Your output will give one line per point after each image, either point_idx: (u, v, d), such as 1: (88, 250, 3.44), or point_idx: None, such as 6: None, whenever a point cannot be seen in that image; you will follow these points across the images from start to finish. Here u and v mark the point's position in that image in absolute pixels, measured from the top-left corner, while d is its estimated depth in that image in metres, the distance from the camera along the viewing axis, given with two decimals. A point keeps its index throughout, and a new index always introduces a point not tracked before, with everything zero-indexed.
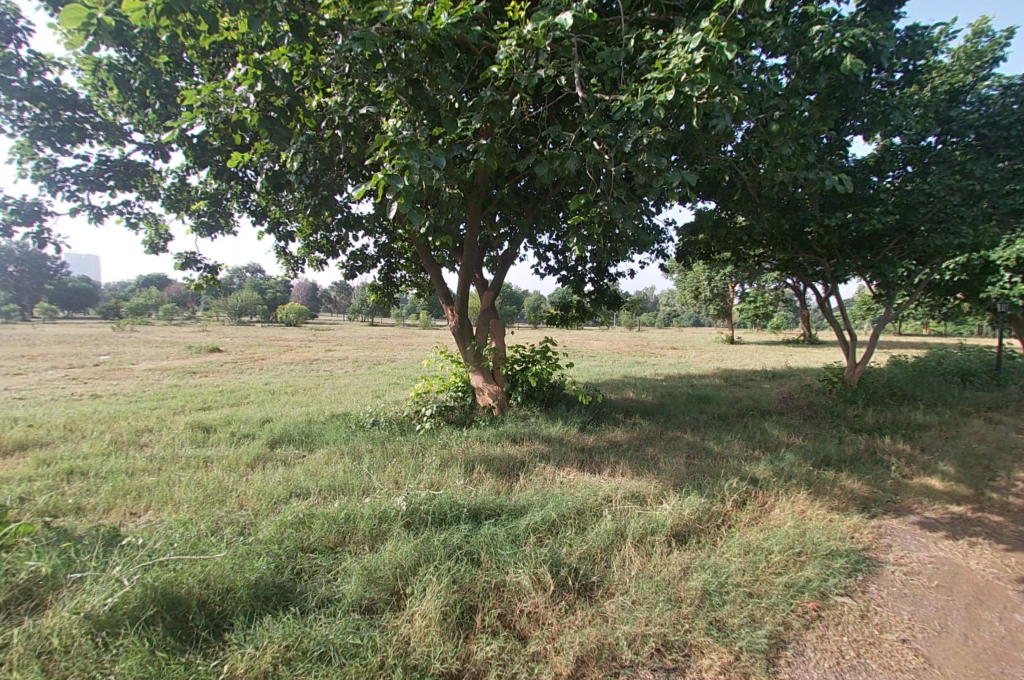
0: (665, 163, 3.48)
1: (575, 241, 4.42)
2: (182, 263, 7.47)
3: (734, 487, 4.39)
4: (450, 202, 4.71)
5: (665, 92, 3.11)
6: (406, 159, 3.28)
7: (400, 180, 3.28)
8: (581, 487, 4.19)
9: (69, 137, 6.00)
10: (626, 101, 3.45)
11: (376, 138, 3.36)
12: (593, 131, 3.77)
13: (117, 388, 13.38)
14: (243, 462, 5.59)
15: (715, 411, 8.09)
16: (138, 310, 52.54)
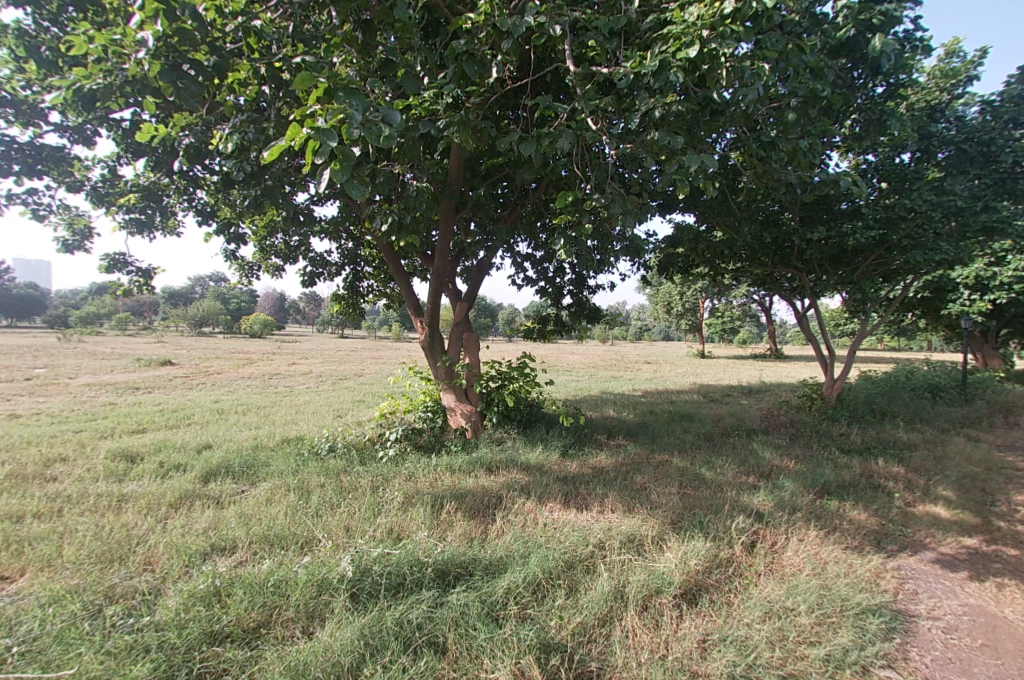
0: (680, 141, 3.19)
1: (563, 243, 3.92)
2: (107, 265, 6.59)
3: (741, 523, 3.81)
4: (418, 198, 4.11)
5: (688, 49, 2.85)
6: (344, 109, 2.61)
7: (334, 136, 2.58)
8: (568, 531, 3.55)
9: None
10: (633, 67, 3.13)
11: (300, 76, 2.64)
12: (591, 107, 3.40)
13: (46, 406, 12.14)
14: (169, 503, 4.79)
15: (700, 431, 7.57)
16: (86, 320, 49.77)
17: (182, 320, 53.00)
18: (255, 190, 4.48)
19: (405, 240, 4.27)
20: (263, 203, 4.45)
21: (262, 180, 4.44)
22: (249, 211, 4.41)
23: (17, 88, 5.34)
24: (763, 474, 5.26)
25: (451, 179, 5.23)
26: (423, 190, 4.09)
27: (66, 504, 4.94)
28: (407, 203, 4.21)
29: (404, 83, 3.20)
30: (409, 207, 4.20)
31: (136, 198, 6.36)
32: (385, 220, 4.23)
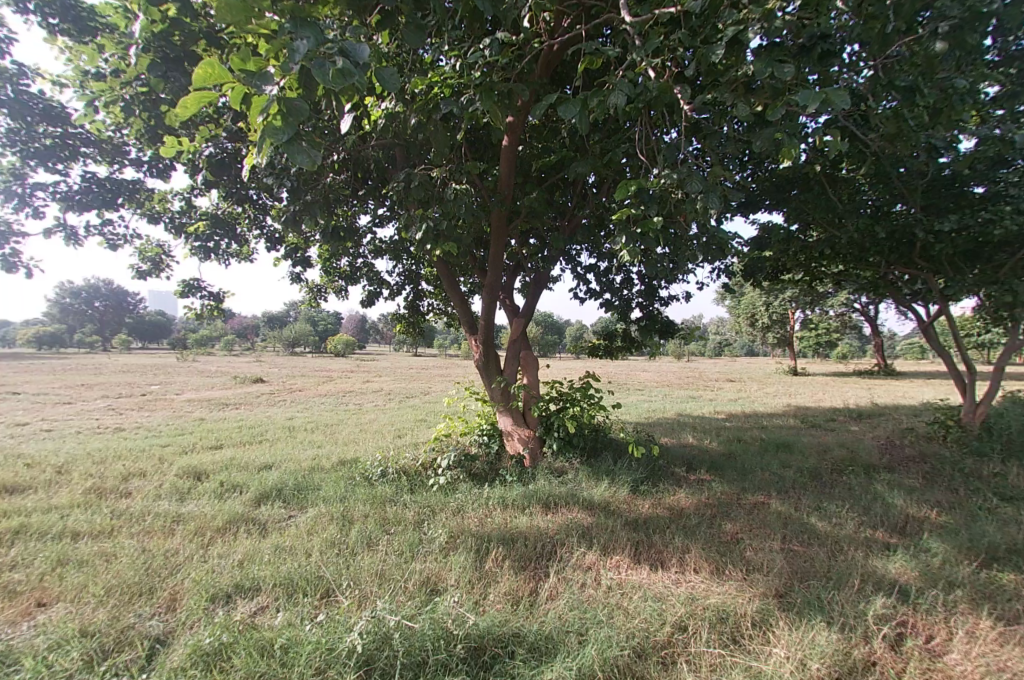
0: (790, 71, 2.63)
1: (625, 241, 3.37)
2: (182, 290, 6.72)
3: (871, 606, 2.91)
4: (458, 201, 3.70)
5: None
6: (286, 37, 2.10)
7: (269, 82, 2.20)
8: (634, 603, 2.87)
9: (61, 155, 5.38)
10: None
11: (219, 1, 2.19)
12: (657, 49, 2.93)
13: (146, 419, 13.00)
14: (214, 528, 4.56)
15: (800, 465, 6.46)
16: (197, 340, 54.85)
17: (278, 339, 56.83)
18: (296, 204, 4.26)
19: (443, 250, 3.84)
20: (301, 216, 4.19)
21: (302, 192, 4.20)
22: (287, 225, 4.18)
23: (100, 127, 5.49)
24: (891, 530, 4.19)
25: (502, 182, 4.81)
26: (464, 192, 3.67)
27: (122, 523, 4.86)
28: (446, 210, 3.80)
29: (403, 35, 2.71)
30: (449, 213, 3.79)
31: (206, 231, 6.36)
32: (420, 227, 3.83)
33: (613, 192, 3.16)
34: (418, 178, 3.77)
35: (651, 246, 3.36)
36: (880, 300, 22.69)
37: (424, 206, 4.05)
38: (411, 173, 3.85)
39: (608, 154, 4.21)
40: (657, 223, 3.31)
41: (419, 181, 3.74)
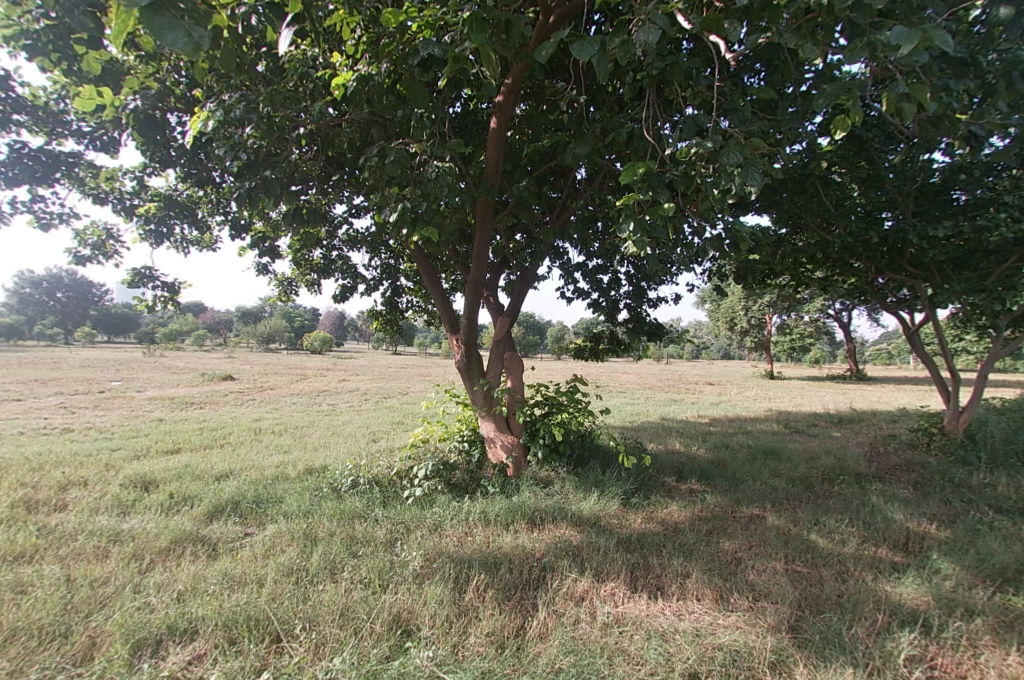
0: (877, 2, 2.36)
1: (633, 228, 3.06)
2: (133, 279, 6.15)
3: (890, 652, 2.64)
4: (439, 181, 3.30)
5: None
6: None
7: None
8: (638, 653, 2.56)
9: None
10: None
11: None
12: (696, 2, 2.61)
13: (102, 419, 12.26)
14: (158, 552, 4.08)
15: (792, 474, 6.23)
16: (164, 336, 53.06)
17: (251, 336, 55.38)
18: (255, 184, 3.81)
19: (423, 237, 3.42)
20: (258, 197, 3.72)
21: (262, 171, 3.75)
22: (242, 206, 3.71)
23: (37, 95, 4.85)
24: (896, 550, 3.93)
25: (489, 167, 4.45)
26: (448, 170, 3.27)
27: (54, 544, 4.33)
28: (424, 194, 3.40)
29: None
30: (429, 195, 3.38)
31: (159, 216, 5.76)
32: (395, 210, 3.39)
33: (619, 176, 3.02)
34: (397, 151, 3.33)
35: (661, 235, 3.06)
36: (853, 305, 23.00)
37: (399, 186, 3.61)
38: (384, 150, 3.41)
39: (607, 135, 3.87)
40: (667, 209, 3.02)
41: (399, 155, 3.30)
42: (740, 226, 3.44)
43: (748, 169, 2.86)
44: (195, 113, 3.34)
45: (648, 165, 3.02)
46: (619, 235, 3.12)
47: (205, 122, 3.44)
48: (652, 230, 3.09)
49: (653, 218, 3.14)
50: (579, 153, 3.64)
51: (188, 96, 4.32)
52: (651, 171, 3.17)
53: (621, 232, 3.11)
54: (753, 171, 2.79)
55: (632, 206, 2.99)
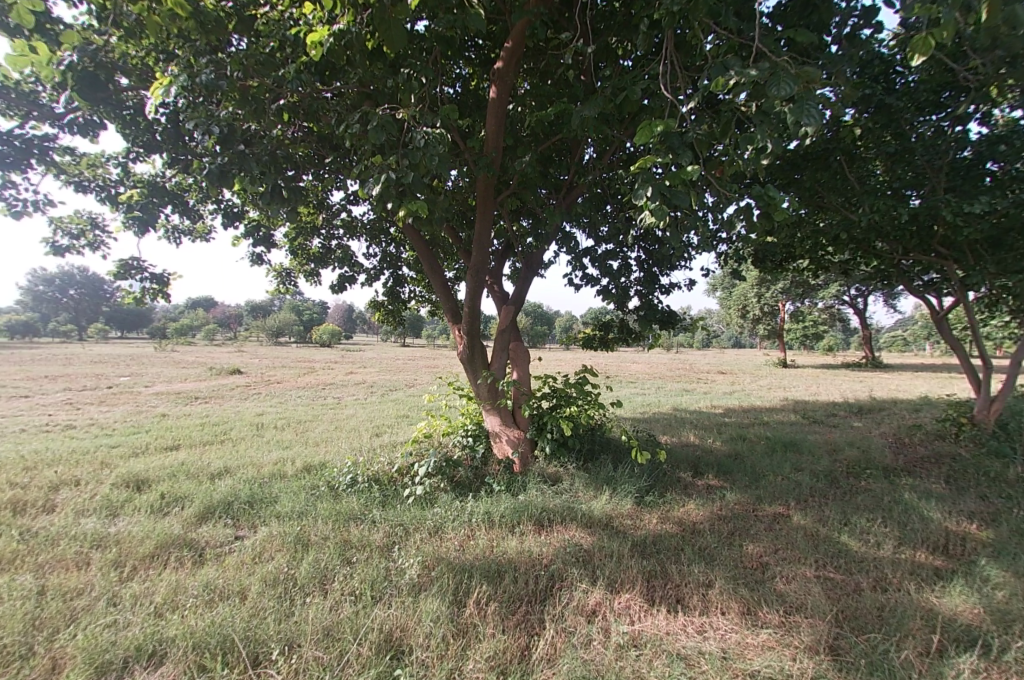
0: None
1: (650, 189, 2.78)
2: (119, 271, 5.90)
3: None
4: (428, 150, 2.95)
5: None
6: None
7: None
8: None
9: None
10: None
11: None
12: None
13: (107, 415, 12.17)
14: (142, 558, 3.84)
15: (816, 469, 5.89)
16: (174, 330, 53.36)
17: (260, 330, 55.57)
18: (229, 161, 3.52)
19: (409, 211, 2.99)
20: (233, 176, 3.42)
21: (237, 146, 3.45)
22: (215, 185, 3.41)
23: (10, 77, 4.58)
24: (936, 555, 3.60)
25: (488, 141, 4.15)
26: (437, 136, 2.94)
27: (36, 549, 4.10)
28: (412, 166, 3.07)
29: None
30: (419, 167, 3.04)
31: (142, 204, 5.48)
32: (376, 181, 2.93)
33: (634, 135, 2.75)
34: (380, 114, 2.95)
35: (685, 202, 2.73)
36: (871, 290, 22.36)
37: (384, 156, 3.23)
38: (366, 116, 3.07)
39: (616, 100, 3.54)
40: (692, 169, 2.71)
41: (384, 119, 2.93)
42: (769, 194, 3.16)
43: (802, 103, 2.64)
44: (153, 80, 3.01)
45: (667, 121, 2.71)
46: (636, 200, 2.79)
47: (168, 92, 3.13)
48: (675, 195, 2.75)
49: (673, 182, 2.82)
50: (587, 116, 3.25)
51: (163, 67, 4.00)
52: (670, 130, 2.83)
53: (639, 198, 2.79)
54: (811, 106, 2.61)
55: (654, 164, 2.69)
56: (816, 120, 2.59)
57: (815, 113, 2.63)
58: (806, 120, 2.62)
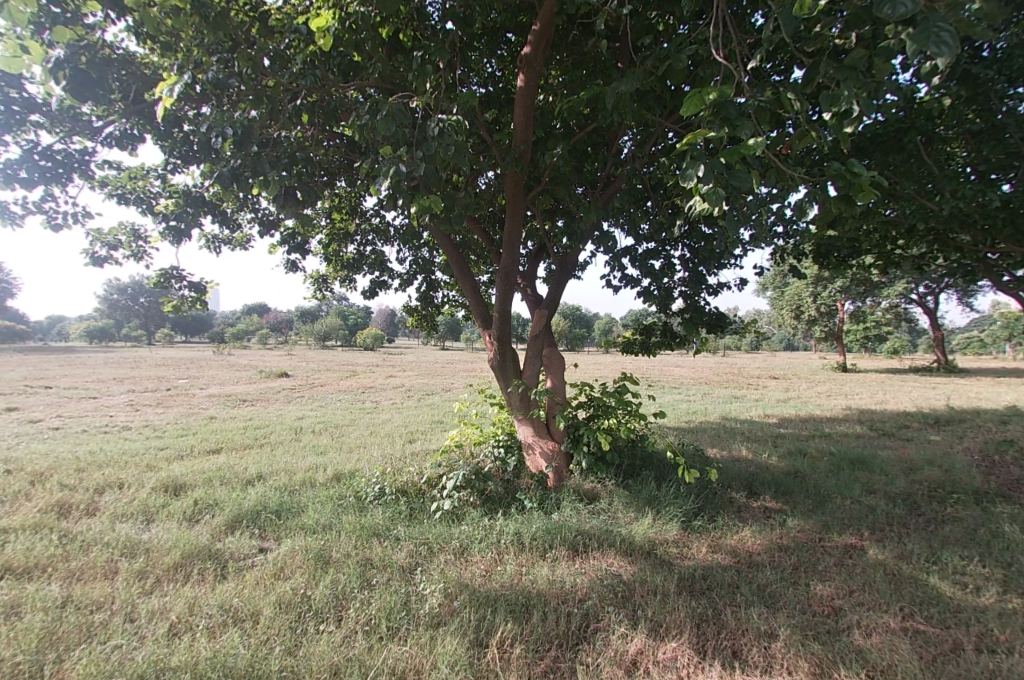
0: None
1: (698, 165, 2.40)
2: (159, 280, 5.98)
3: None
4: (443, 140, 2.70)
5: None
6: None
7: None
8: None
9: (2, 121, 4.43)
10: None
11: None
12: None
13: (160, 416, 12.64)
14: (165, 570, 3.76)
15: (888, 493, 5.28)
16: (231, 334, 55.86)
17: (310, 333, 57.44)
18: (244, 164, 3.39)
19: (419, 208, 2.72)
20: (248, 178, 3.29)
21: (252, 147, 3.31)
22: (229, 188, 3.29)
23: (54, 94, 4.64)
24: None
25: (517, 132, 3.89)
26: (452, 124, 2.69)
27: (68, 555, 4.10)
28: (427, 159, 2.84)
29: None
30: (434, 161, 2.80)
31: (178, 215, 5.51)
32: (384, 174, 2.67)
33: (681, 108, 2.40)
34: (392, 102, 2.71)
35: (748, 181, 2.33)
36: (943, 289, 20.74)
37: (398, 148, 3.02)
38: (378, 106, 2.85)
39: (655, 79, 3.19)
40: (755, 142, 2.32)
41: (394, 107, 2.69)
42: (856, 166, 2.70)
43: (927, 25, 2.20)
44: (161, 80, 2.89)
45: (720, 88, 2.35)
46: (688, 182, 2.42)
47: (178, 92, 3.02)
48: (735, 172, 2.35)
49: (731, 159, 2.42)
50: (624, 91, 2.95)
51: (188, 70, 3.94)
52: (723, 100, 2.44)
53: (691, 179, 2.41)
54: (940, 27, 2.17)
55: (711, 137, 2.32)
56: (950, 43, 2.15)
57: (943, 37, 2.20)
58: (935, 45, 2.17)
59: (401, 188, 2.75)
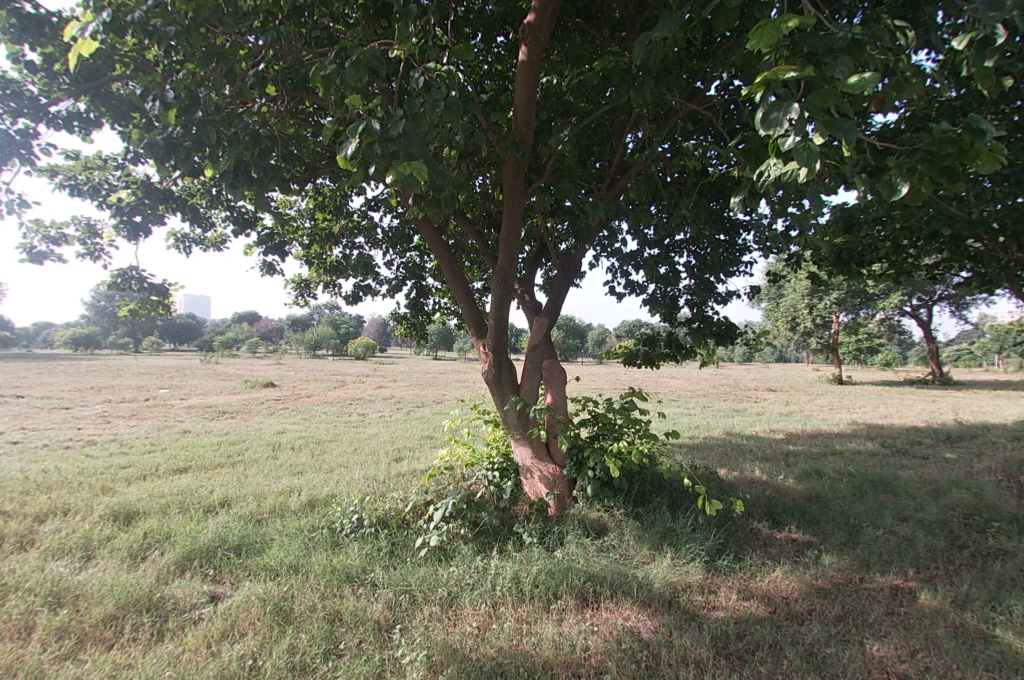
0: None
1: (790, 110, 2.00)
2: (116, 281, 5.31)
3: None
4: (431, 96, 2.26)
5: None
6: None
7: None
8: None
9: None
10: None
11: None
12: None
13: (134, 430, 11.96)
14: (93, 624, 3.22)
15: (923, 522, 4.74)
16: (218, 342, 54.94)
17: (299, 343, 56.52)
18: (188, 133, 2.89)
19: (398, 177, 2.15)
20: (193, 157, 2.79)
21: (200, 122, 2.84)
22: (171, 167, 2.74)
23: None
24: None
25: (518, 112, 3.38)
26: (440, 76, 2.22)
27: None
28: (410, 120, 2.33)
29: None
30: (418, 122, 2.35)
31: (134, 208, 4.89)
32: (353, 133, 2.14)
33: (747, 44, 2.00)
34: (365, 47, 2.23)
35: (853, 134, 1.98)
36: (940, 300, 20.45)
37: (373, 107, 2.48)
38: (348, 51, 2.34)
39: (690, 28, 2.70)
40: (859, 81, 1.91)
41: (367, 52, 2.21)
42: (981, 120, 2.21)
43: None
44: (78, 22, 2.46)
45: (801, 16, 1.91)
46: (778, 130, 1.99)
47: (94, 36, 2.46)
48: (834, 122, 2.00)
49: (822, 107, 2.02)
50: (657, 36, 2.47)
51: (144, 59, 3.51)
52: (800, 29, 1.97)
53: (779, 126, 1.99)
54: None
55: (798, 75, 1.92)
56: None
57: None
58: None
59: (374, 153, 2.22)
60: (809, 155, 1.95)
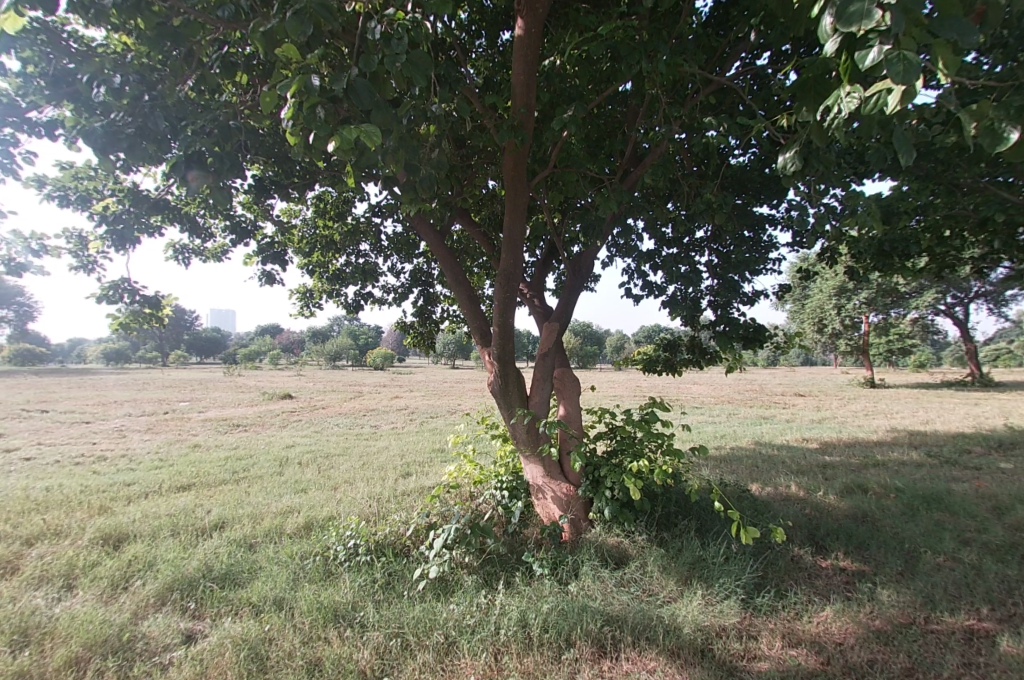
0: None
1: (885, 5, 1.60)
2: (105, 292, 4.40)
3: None
4: (387, 53, 1.96)
5: None
6: None
7: None
8: None
9: None
10: None
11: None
12: None
13: (145, 445, 11.78)
14: (54, 669, 2.85)
15: (987, 546, 4.19)
16: (240, 355, 55.66)
17: (319, 353, 56.89)
18: (138, 120, 2.57)
19: (342, 143, 1.90)
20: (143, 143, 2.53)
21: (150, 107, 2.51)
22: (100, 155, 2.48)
23: None
24: None
25: (516, 95, 2.99)
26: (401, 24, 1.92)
27: None
28: (368, 79, 2.08)
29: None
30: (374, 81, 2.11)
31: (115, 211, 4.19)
32: (292, 92, 1.93)
33: None
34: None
35: (974, 32, 1.59)
36: (978, 298, 19.42)
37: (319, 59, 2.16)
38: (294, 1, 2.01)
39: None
40: None
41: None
42: None
43: None
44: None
45: None
46: (869, 22, 1.56)
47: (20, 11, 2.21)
48: (944, 21, 1.63)
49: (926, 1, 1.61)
50: None
51: (109, 46, 3.19)
52: None
53: (869, 18, 1.56)
54: None
55: None
56: None
57: None
58: None
59: (316, 120, 2.00)
60: (907, 69, 1.57)
